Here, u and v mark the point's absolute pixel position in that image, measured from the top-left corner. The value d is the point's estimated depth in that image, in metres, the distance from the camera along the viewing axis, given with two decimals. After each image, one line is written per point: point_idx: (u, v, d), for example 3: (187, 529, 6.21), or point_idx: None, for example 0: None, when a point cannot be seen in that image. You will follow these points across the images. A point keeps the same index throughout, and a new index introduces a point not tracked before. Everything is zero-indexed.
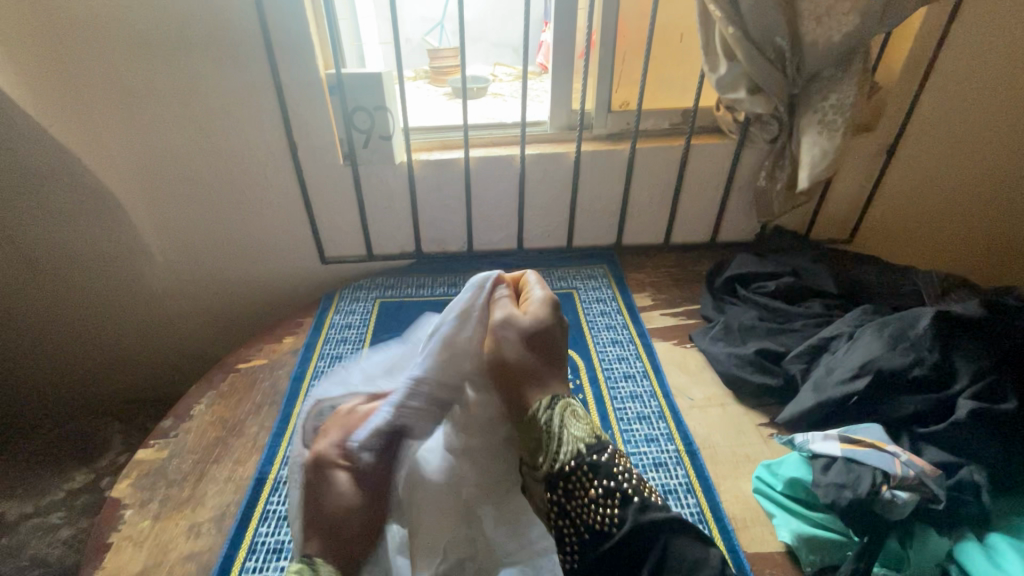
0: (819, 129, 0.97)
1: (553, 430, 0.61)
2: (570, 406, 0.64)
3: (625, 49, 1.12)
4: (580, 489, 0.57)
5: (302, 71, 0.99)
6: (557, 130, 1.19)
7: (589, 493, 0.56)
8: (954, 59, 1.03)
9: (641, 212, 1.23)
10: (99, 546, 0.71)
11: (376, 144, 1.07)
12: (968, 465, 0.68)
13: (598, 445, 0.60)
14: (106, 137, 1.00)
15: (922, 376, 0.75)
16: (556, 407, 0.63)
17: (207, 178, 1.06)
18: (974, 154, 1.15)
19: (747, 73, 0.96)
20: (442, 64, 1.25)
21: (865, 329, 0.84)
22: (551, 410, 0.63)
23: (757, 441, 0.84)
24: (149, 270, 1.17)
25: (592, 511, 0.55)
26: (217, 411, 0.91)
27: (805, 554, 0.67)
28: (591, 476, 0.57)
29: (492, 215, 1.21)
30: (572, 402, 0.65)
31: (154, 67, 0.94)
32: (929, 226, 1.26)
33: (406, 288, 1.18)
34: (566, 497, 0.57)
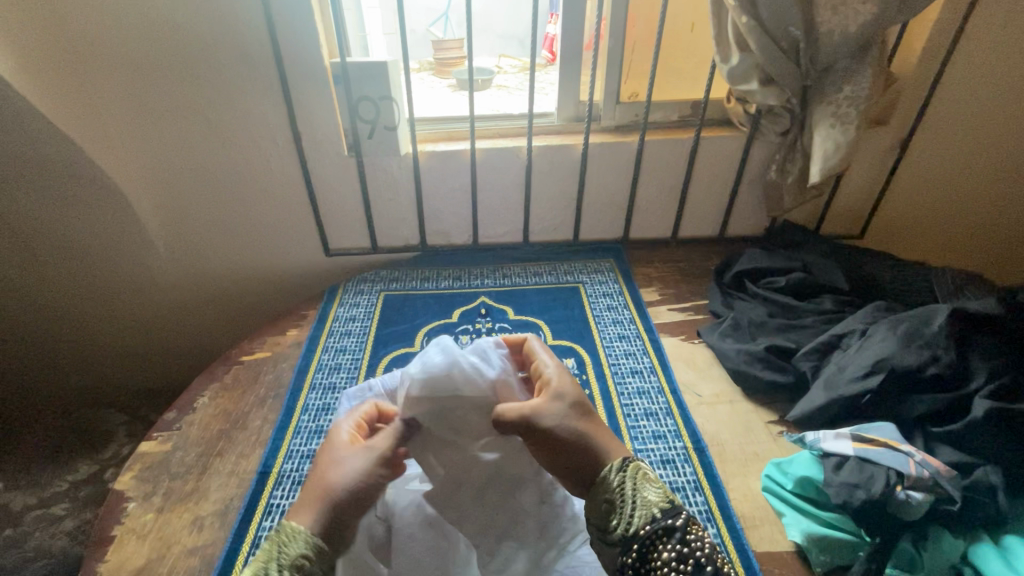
0: (832, 122, 0.95)
1: (626, 494, 0.54)
2: (642, 469, 0.55)
3: (634, 39, 1.10)
4: (654, 553, 0.51)
5: (306, 61, 0.97)
6: (564, 122, 1.17)
7: (662, 557, 0.50)
8: (971, 50, 1.01)
9: (649, 205, 1.22)
10: (103, 538, 0.71)
11: (381, 135, 1.05)
12: (983, 466, 0.67)
13: (671, 510, 0.52)
14: (109, 126, 0.98)
15: (937, 374, 0.73)
16: (627, 470, 0.55)
17: (211, 170, 1.05)
18: (991, 149, 1.12)
19: (759, 64, 0.94)
20: (448, 54, 1.23)
21: (878, 326, 0.82)
22: (622, 473, 0.55)
23: (766, 438, 0.83)
24: (152, 261, 1.16)
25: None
26: (220, 403, 0.90)
27: (815, 555, 0.66)
28: (665, 539, 0.51)
29: (497, 208, 1.20)
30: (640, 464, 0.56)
31: (157, 55, 0.93)
32: (943, 222, 1.24)
33: (411, 281, 1.16)
34: (641, 562, 0.51)
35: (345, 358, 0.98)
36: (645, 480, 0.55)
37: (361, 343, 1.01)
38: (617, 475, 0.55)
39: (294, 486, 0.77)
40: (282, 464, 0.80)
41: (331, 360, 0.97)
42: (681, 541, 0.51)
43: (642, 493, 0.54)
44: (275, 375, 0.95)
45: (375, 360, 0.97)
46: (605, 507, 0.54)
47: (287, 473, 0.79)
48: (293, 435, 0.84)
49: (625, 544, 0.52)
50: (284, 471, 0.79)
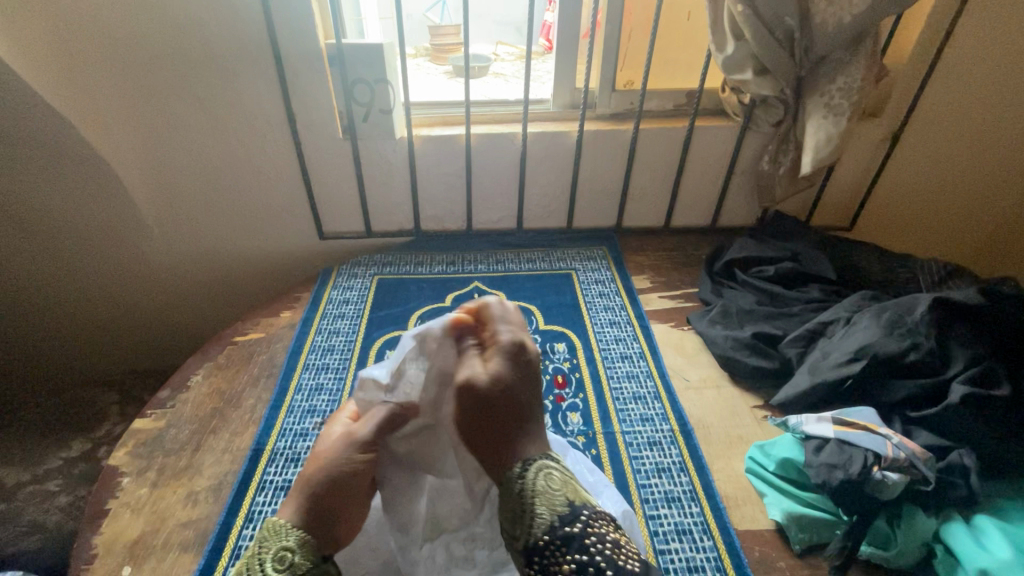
0: (824, 113, 0.96)
1: (528, 499, 0.54)
2: (545, 470, 0.56)
3: (631, 26, 1.10)
4: (555, 560, 0.50)
5: (302, 42, 0.97)
6: (560, 109, 1.17)
7: (562, 563, 0.50)
8: (964, 45, 1.02)
9: (642, 194, 1.23)
10: (98, 511, 0.72)
11: (376, 118, 1.05)
12: (958, 449, 0.69)
13: (571, 513, 0.53)
14: (100, 103, 0.97)
15: (917, 360, 0.75)
16: (530, 471, 0.56)
17: (205, 149, 1.05)
18: (979, 144, 1.14)
19: (754, 54, 0.95)
20: (443, 41, 1.22)
21: (863, 314, 0.84)
22: (525, 475, 0.56)
23: (750, 422, 0.85)
24: (145, 241, 1.16)
25: None
26: (214, 382, 0.91)
27: (795, 533, 0.68)
28: (563, 545, 0.51)
29: (491, 194, 1.20)
30: (547, 465, 0.57)
31: (150, 32, 0.92)
32: (930, 216, 1.26)
33: (405, 266, 1.17)
34: (542, 569, 0.51)
35: (338, 340, 0.99)
36: (546, 484, 0.55)
37: (354, 325, 1.02)
38: (520, 479, 0.55)
39: (288, 463, 0.78)
40: (276, 441, 0.81)
41: (324, 342, 0.98)
42: (580, 545, 0.50)
43: (543, 496, 0.54)
44: (268, 355, 0.96)
45: (368, 342, 0.98)
46: (511, 515, 0.54)
47: (280, 450, 0.80)
48: (287, 413, 0.86)
49: (529, 552, 0.52)
50: (278, 449, 0.80)
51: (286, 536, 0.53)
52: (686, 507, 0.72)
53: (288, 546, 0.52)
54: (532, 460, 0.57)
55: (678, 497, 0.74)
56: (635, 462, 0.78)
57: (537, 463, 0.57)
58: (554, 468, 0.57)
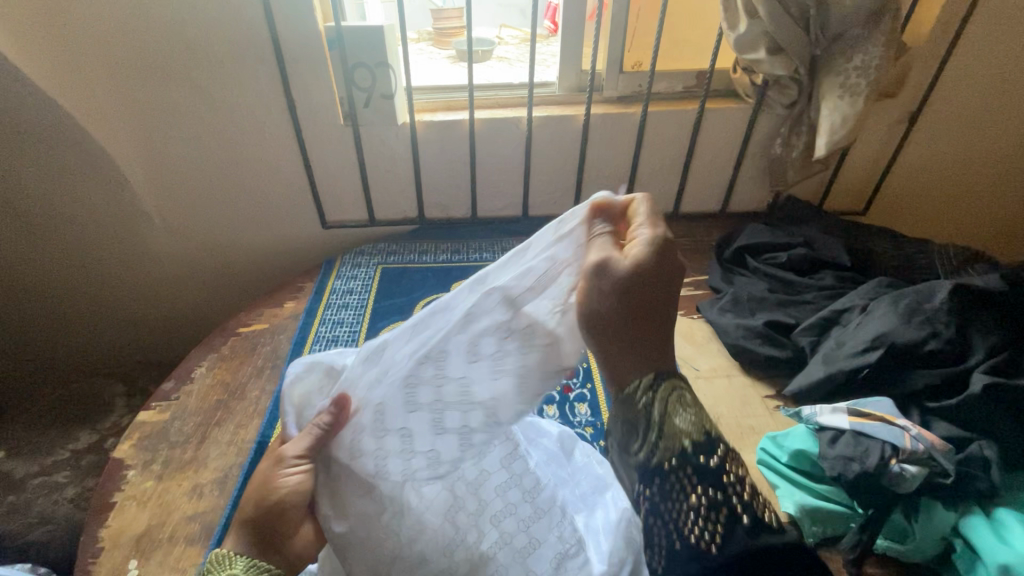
0: (840, 93, 0.93)
1: (655, 419, 0.46)
2: (677, 391, 0.47)
3: (639, 5, 1.06)
4: (680, 493, 0.44)
5: (299, 26, 0.94)
6: (565, 92, 1.14)
7: (690, 501, 0.43)
8: (988, 18, 0.97)
9: (650, 179, 1.20)
10: (103, 504, 0.72)
11: (378, 104, 1.03)
12: (978, 440, 0.67)
13: (704, 446, 0.44)
14: (96, 92, 0.95)
15: (936, 350, 0.73)
16: (659, 390, 0.46)
17: (204, 136, 1.03)
18: (1001, 123, 1.10)
19: (768, 31, 0.91)
20: (446, 24, 1.19)
21: (879, 302, 0.81)
22: (652, 391, 0.46)
23: (762, 413, 0.83)
24: (147, 231, 1.15)
25: (689, 520, 0.43)
26: (218, 374, 0.90)
27: (807, 526, 0.67)
28: (693, 481, 0.43)
29: (496, 181, 1.18)
30: (679, 385, 0.47)
31: (142, 17, 0.89)
32: (948, 199, 1.22)
33: (409, 254, 1.15)
34: (664, 494, 0.45)
35: (343, 330, 0.97)
36: (676, 407, 0.46)
37: (358, 315, 1.00)
38: (644, 395, 0.47)
39: None
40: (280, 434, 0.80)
41: (328, 332, 0.97)
42: (710, 486, 0.43)
43: (671, 421, 0.45)
44: (272, 346, 0.95)
45: (373, 331, 0.97)
46: (632, 427, 0.47)
47: None
48: None
49: (648, 471, 0.46)
50: None
51: (232, 563, 0.48)
52: None
53: (233, 573, 0.47)
54: (664, 373, 0.47)
55: None
56: None
57: (668, 379, 0.47)
58: (690, 391, 0.47)
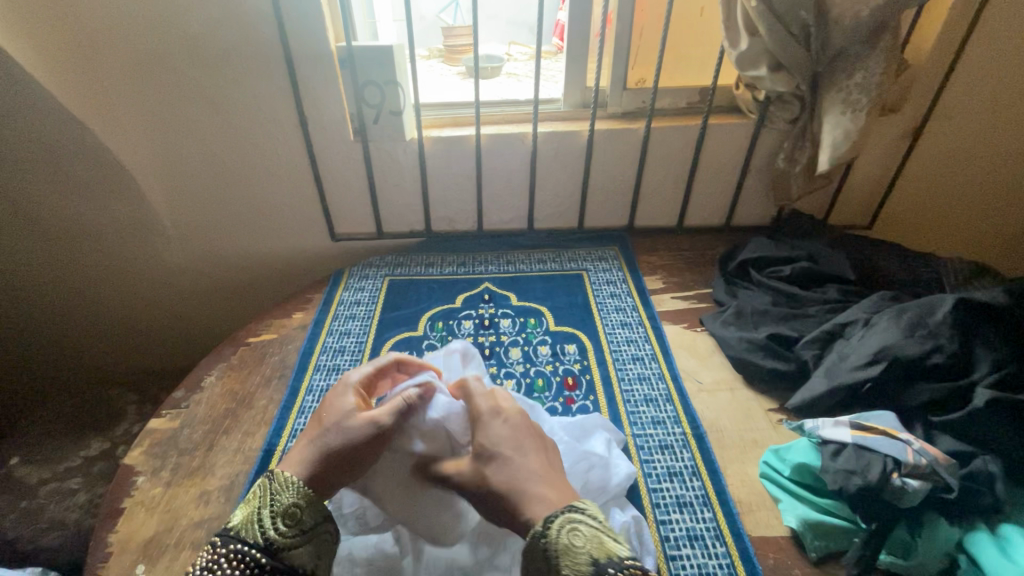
0: (842, 109, 0.94)
1: (561, 550, 0.49)
2: (572, 522, 0.50)
3: (643, 24, 1.08)
4: None
5: (312, 47, 0.98)
6: (570, 108, 1.16)
7: None
8: (989, 37, 0.98)
9: (654, 193, 1.21)
10: (112, 510, 0.73)
11: (386, 120, 1.06)
12: (982, 455, 0.67)
13: (597, 574, 0.47)
14: (117, 107, 0.99)
15: (940, 363, 0.73)
16: (551, 527, 0.50)
17: (219, 151, 1.06)
18: (1005, 139, 1.10)
19: (769, 49, 0.93)
20: (456, 42, 1.22)
21: (883, 315, 0.81)
22: (549, 531, 0.50)
23: (765, 426, 0.83)
24: (162, 243, 1.18)
25: None
26: (227, 383, 0.92)
27: (810, 540, 0.66)
28: None
29: (502, 195, 1.20)
30: (574, 515, 0.51)
31: (163, 38, 0.93)
32: (956, 214, 1.22)
33: (416, 267, 1.17)
34: None
35: (349, 341, 0.99)
36: (571, 537, 0.49)
37: (365, 326, 1.02)
38: (550, 531, 0.50)
39: None
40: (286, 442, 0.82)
41: (335, 343, 0.98)
42: None
43: (571, 552, 0.48)
44: (281, 356, 0.97)
45: (379, 343, 0.99)
46: (545, 569, 0.49)
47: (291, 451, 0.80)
48: (298, 414, 0.86)
49: None
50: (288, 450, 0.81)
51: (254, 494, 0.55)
52: (698, 512, 0.71)
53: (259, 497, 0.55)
54: (555, 512, 0.51)
55: (690, 502, 0.72)
56: (646, 465, 0.77)
57: (562, 513, 0.51)
58: (583, 519, 0.50)
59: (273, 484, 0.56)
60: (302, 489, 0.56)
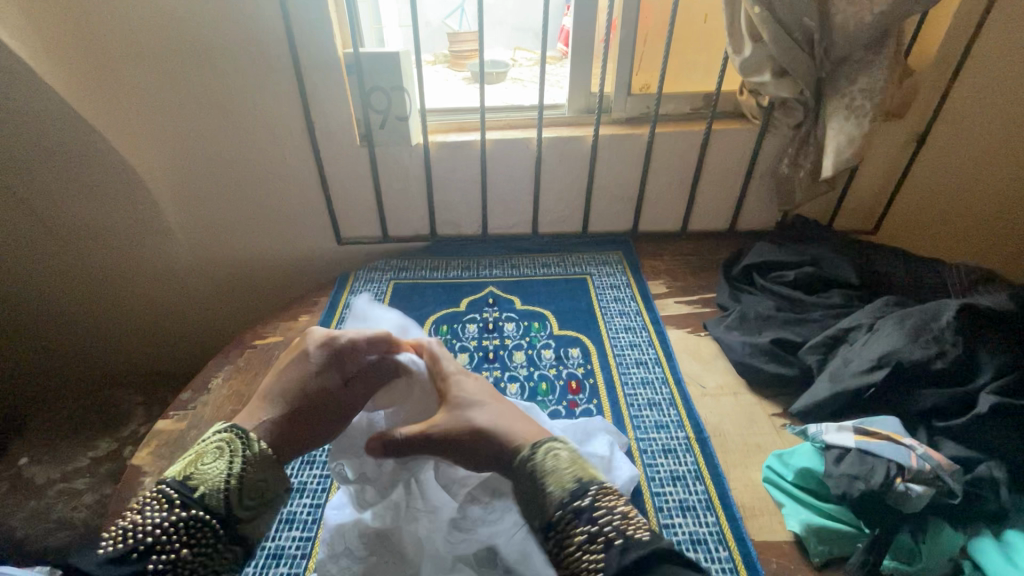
0: (845, 114, 0.94)
1: (538, 476, 0.56)
2: (552, 449, 0.58)
3: (647, 30, 1.09)
4: (568, 534, 0.52)
5: (320, 54, 0.99)
6: (575, 113, 1.17)
7: (575, 538, 0.51)
8: (993, 43, 0.99)
9: (658, 198, 1.22)
10: (120, 510, 0.74)
11: (393, 125, 1.07)
12: (987, 461, 0.67)
13: (579, 489, 0.54)
14: (129, 112, 1.01)
15: (943, 369, 0.73)
16: (537, 452, 0.58)
17: (227, 155, 1.08)
18: (1011, 144, 1.10)
19: (773, 55, 0.93)
20: (462, 47, 1.24)
21: (886, 320, 0.81)
22: (533, 455, 0.57)
23: (768, 431, 0.83)
24: (170, 246, 1.19)
25: (580, 556, 0.50)
26: (233, 385, 0.93)
27: (813, 545, 0.66)
28: (576, 520, 0.52)
29: (507, 200, 1.21)
30: (556, 445, 0.59)
31: (174, 44, 0.95)
32: (960, 220, 1.22)
33: (421, 270, 1.18)
34: (558, 544, 0.52)
35: None
36: (554, 461, 0.57)
37: None
38: (530, 459, 0.57)
39: (303, 465, 0.79)
40: None
41: None
42: (591, 520, 0.52)
43: (553, 474, 0.55)
44: None
45: None
46: (528, 495, 0.56)
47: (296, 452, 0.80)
48: None
49: (544, 525, 0.54)
50: None
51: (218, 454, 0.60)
52: (701, 516, 0.71)
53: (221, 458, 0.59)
54: (539, 442, 0.59)
55: (693, 506, 0.72)
56: (649, 469, 0.77)
57: (544, 444, 0.58)
58: (564, 448, 0.58)
59: (241, 446, 0.59)
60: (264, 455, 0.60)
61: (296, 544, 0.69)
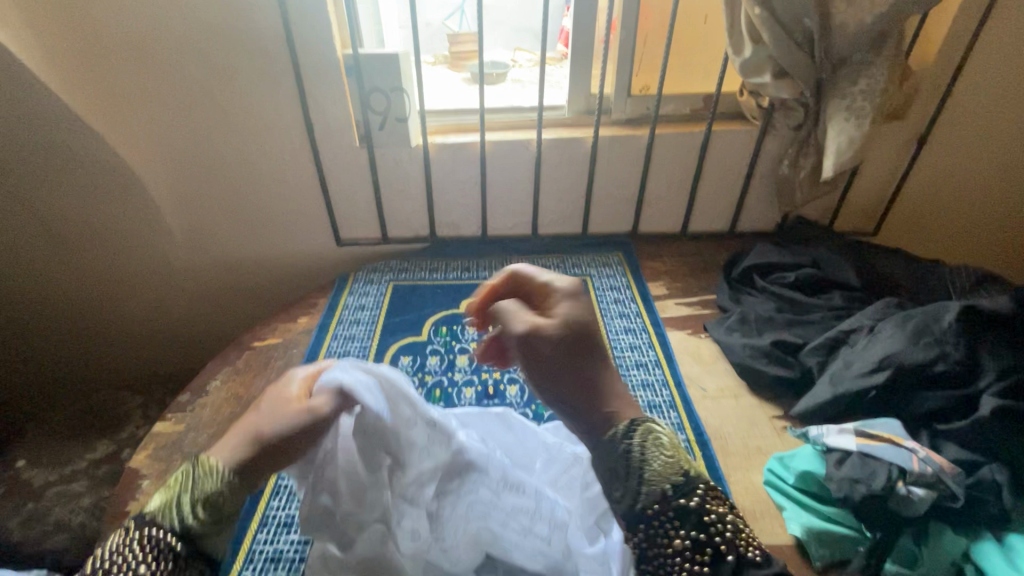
0: (846, 115, 0.94)
1: (638, 464, 0.47)
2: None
3: (647, 31, 1.09)
4: (666, 536, 0.45)
5: (318, 54, 0.99)
6: (574, 114, 1.17)
7: (678, 543, 0.45)
8: (994, 43, 0.98)
9: (658, 199, 1.21)
10: (117, 513, 0.74)
11: (392, 126, 1.06)
12: (989, 464, 0.66)
13: (687, 487, 0.46)
14: (127, 113, 1.00)
15: (945, 371, 0.72)
16: (636, 436, 0.48)
17: (226, 157, 1.07)
18: (1012, 145, 1.10)
19: (773, 57, 0.93)
20: (462, 48, 1.23)
21: (887, 322, 0.81)
22: (630, 438, 0.48)
23: (769, 433, 0.82)
24: (169, 247, 1.19)
25: (680, 564, 0.44)
26: (232, 387, 0.92)
27: (814, 548, 0.66)
28: (682, 523, 0.45)
29: (506, 201, 1.20)
30: (655, 428, 0.49)
31: (172, 46, 0.95)
32: (962, 221, 1.21)
33: (420, 272, 1.18)
34: (647, 542, 0.46)
35: (353, 346, 1.00)
36: (654, 448, 0.48)
37: (369, 331, 1.02)
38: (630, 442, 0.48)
39: None
40: None
41: (339, 348, 0.99)
42: (700, 525, 0.45)
43: (655, 464, 0.47)
44: (285, 360, 0.97)
45: (383, 348, 0.99)
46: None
47: None
48: None
49: (631, 518, 0.46)
50: None
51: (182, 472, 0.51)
52: None
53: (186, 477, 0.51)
54: (642, 423, 0.49)
55: None
56: None
57: (648, 426, 0.49)
58: (665, 432, 0.49)
59: (197, 471, 0.51)
60: (225, 478, 0.51)
61: (294, 548, 0.70)
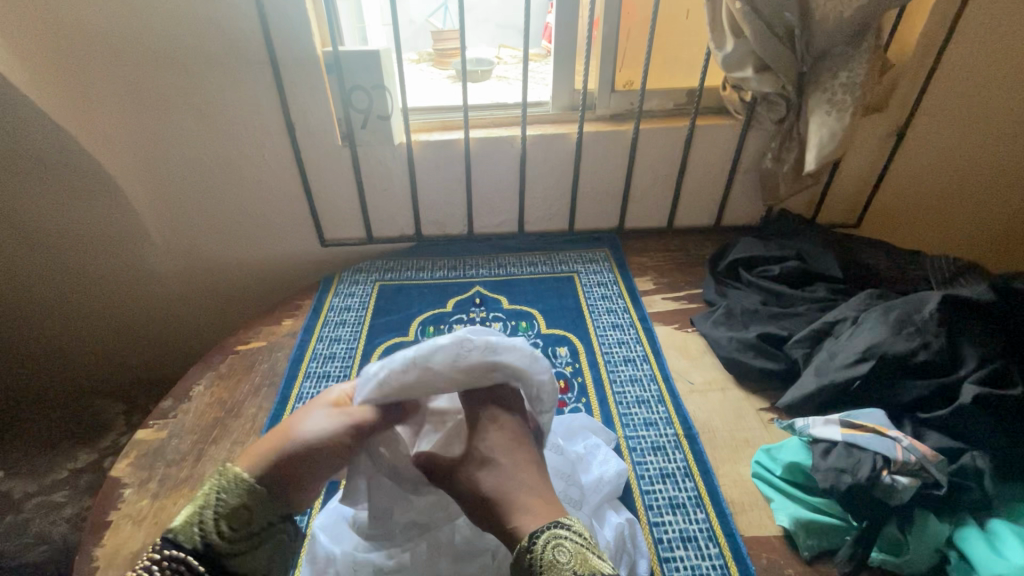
0: (827, 109, 0.94)
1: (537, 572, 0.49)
2: (556, 538, 0.50)
3: (629, 26, 1.09)
4: None
5: (298, 52, 0.97)
6: (558, 110, 1.16)
7: None
8: (970, 36, 1.00)
9: (643, 194, 1.21)
10: (99, 523, 0.72)
11: (374, 124, 1.05)
12: (970, 451, 0.67)
13: None
14: (102, 114, 0.98)
15: (927, 361, 0.73)
16: (537, 541, 0.50)
17: (205, 158, 1.05)
18: (987, 137, 1.11)
19: (754, 51, 0.93)
20: (445, 46, 1.22)
21: (870, 313, 0.82)
22: (533, 545, 0.50)
23: (756, 426, 0.83)
24: (148, 251, 1.17)
25: None
26: (216, 392, 0.91)
27: (802, 539, 0.66)
28: None
29: (492, 198, 1.20)
30: (560, 531, 0.51)
31: (145, 45, 0.92)
32: (940, 212, 1.23)
33: (406, 271, 1.17)
34: None
35: (340, 347, 0.98)
36: (555, 553, 0.49)
37: (355, 332, 1.01)
38: (530, 546, 0.50)
39: None
40: None
41: (325, 350, 0.98)
42: None
43: (553, 568, 0.48)
44: (270, 364, 0.96)
45: (370, 349, 0.98)
46: None
47: None
48: None
49: None
50: None
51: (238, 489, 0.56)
52: (691, 513, 0.71)
53: (240, 502, 0.56)
54: (544, 528, 0.51)
55: (683, 503, 0.72)
56: (638, 467, 0.77)
57: (549, 530, 0.51)
58: (568, 536, 0.51)
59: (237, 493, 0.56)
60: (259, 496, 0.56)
61: None
